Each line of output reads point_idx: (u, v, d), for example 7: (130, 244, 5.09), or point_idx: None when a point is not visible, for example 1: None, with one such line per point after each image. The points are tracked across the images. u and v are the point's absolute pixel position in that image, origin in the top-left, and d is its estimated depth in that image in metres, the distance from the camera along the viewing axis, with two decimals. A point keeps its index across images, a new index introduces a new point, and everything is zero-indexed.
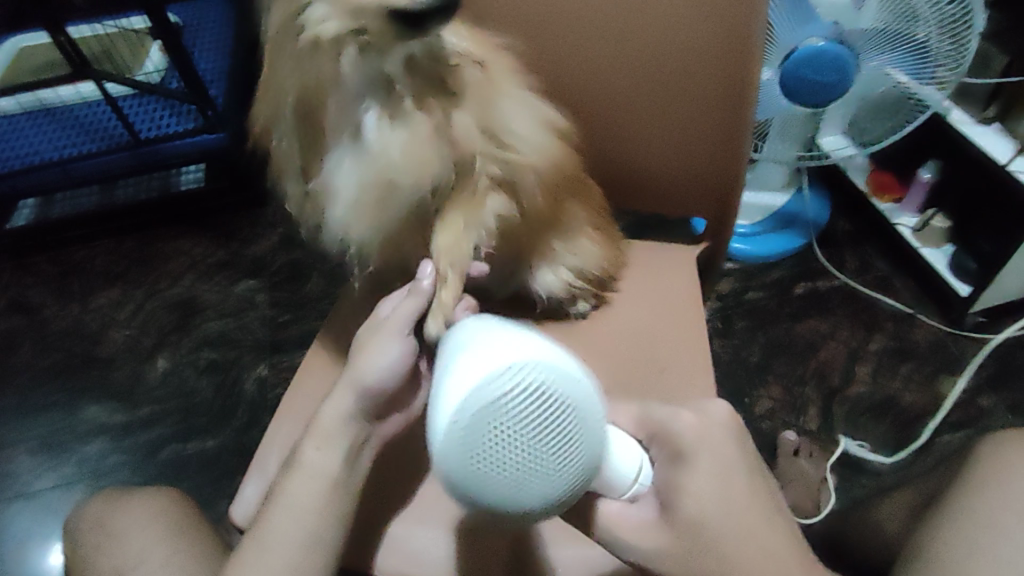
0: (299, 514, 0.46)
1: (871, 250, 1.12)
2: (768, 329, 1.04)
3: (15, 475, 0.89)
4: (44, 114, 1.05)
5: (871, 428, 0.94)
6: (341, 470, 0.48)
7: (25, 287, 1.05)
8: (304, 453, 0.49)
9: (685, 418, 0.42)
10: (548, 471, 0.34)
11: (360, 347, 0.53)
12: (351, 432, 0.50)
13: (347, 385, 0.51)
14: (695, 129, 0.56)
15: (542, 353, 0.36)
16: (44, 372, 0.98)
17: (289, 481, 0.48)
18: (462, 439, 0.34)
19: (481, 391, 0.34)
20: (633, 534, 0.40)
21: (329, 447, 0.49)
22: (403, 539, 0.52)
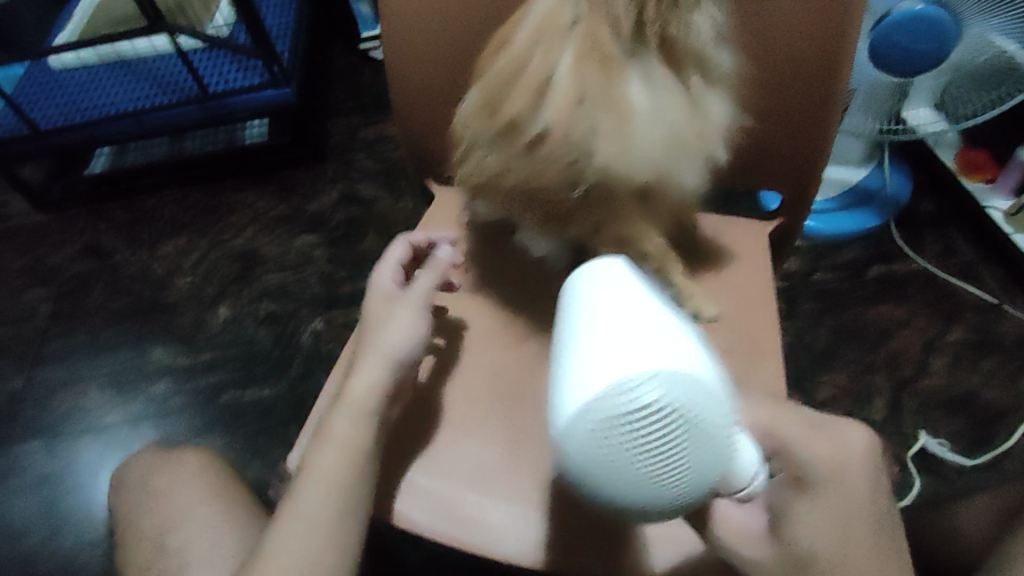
0: (330, 486, 0.44)
1: (956, 234, 1.04)
2: (837, 314, 0.98)
3: (86, 408, 0.94)
4: (121, 66, 1.08)
5: (944, 424, 0.88)
6: (369, 441, 0.47)
7: (99, 232, 1.09)
8: (334, 424, 0.47)
9: (816, 449, 0.40)
10: (664, 467, 0.35)
11: (375, 327, 0.52)
12: (380, 395, 0.49)
13: (376, 355, 0.50)
14: (803, 105, 0.54)
15: (677, 356, 0.36)
16: (113, 314, 1.02)
17: (319, 454, 0.46)
18: (587, 431, 0.35)
19: (621, 396, 0.35)
20: (735, 537, 0.42)
21: (357, 421, 0.47)
22: (421, 480, 0.53)
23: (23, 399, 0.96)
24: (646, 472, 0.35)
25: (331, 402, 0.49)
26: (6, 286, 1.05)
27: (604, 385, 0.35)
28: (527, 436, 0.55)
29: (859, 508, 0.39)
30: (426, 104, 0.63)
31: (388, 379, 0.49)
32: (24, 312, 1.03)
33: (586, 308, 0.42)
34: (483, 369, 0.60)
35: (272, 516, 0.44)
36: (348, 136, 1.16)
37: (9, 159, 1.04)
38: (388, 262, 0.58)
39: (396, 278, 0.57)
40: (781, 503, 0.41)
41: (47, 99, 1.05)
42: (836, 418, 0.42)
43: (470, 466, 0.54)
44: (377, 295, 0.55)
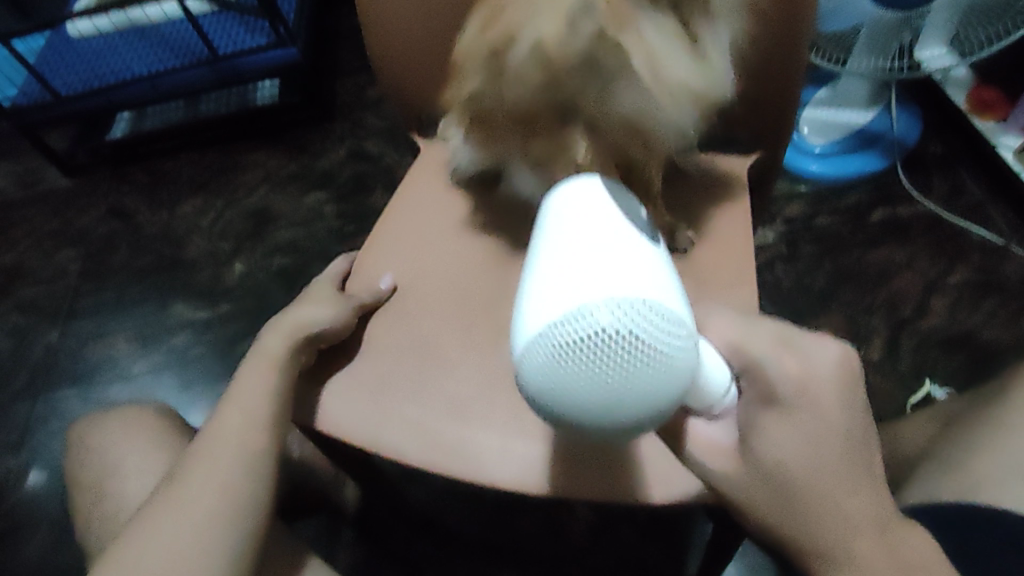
0: (246, 410, 0.50)
1: (963, 174, 1.02)
2: (838, 257, 0.98)
3: (114, 359, 1.00)
4: (134, 32, 1.12)
5: (942, 363, 0.88)
6: (288, 352, 0.53)
7: (121, 195, 1.15)
8: (244, 369, 0.53)
9: (783, 363, 0.38)
10: (625, 390, 0.32)
11: (294, 308, 0.58)
12: (282, 342, 0.53)
13: (281, 320, 0.56)
14: (775, 38, 0.55)
15: (638, 288, 0.35)
16: (136, 272, 1.07)
17: (239, 382, 0.52)
18: (542, 356, 0.34)
19: (574, 322, 0.33)
20: (707, 457, 0.41)
21: (263, 363, 0.52)
22: (354, 397, 0.56)
23: (56, 351, 1.02)
24: (602, 390, 0.32)
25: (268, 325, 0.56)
26: (39, 247, 1.11)
27: (560, 312, 0.34)
28: (482, 362, 0.56)
29: (835, 425, 0.38)
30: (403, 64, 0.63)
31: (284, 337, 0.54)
32: (55, 272, 1.08)
33: (553, 248, 0.41)
34: (436, 312, 0.60)
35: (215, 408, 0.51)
36: (355, 95, 1.19)
37: (34, 125, 1.09)
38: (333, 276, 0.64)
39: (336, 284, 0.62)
40: (751, 418, 0.39)
41: (66, 67, 1.09)
42: (807, 334, 0.39)
43: (445, 403, 0.55)
44: (317, 293, 0.61)
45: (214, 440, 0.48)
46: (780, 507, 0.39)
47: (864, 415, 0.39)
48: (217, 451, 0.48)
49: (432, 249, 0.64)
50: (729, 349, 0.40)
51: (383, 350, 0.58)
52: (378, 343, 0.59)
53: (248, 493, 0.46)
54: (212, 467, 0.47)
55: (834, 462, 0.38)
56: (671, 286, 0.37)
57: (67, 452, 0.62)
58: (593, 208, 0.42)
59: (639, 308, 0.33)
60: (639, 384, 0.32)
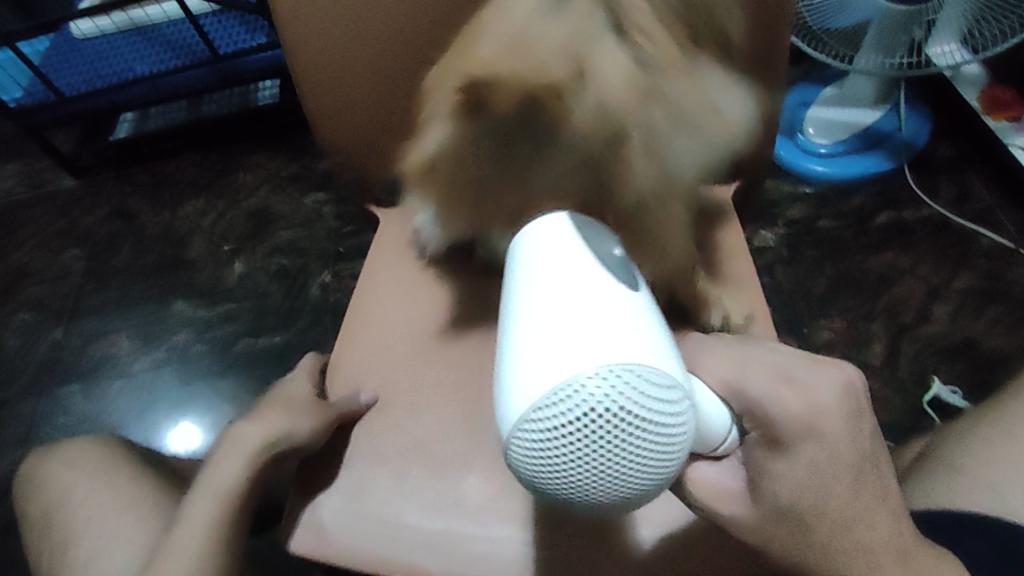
0: (195, 538, 0.48)
1: (973, 176, 1.00)
2: (839, 262, 0.96)
3: (116, 358, 1.02)
4: (135, 33, 1.12)
5: (943, 372, 0.86)
6: (242, 479, 0.50)
7: (125, 196, 1.16)
8: (190, 504, 0.50)
9: (787, 401, 0.35)
10: (624, 470, 0.31)
11: (259, 411, 0.55)
12: (233, 481, 0.50)
13: (229, 447, 0.52)
14: None
15: (627, 352, 0.32)
16: (140, 271, 1.09)
17: (191, 503, 0.50)
18: (533, 435, 0.31)
19: (563, 400, 0.31)
20: (711, 499, 0.39)
21: (210, 500, 0.49)
22: (359, 507, 0.55)
23: (61, 349, 1.04)
24: (600, 472, 0.31)
25: (223, 437, 0.54)
26: (45, 246, 1.13)
27: (548, 386, 0.31)
28: (466, 448, 0.56)
29: (843, 462, 0.36)
30: (348, 132, 0.61)
31: (234, 472, 0.50)
32: (60, 271, 1.10)
33: (528, 292, 0.38)
34: (431, 403, 0.59)
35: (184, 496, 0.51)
36: None
37: (38, 126, 1.09)
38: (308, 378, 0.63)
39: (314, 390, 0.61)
40: (758, 463, 0.37)
41: (70, 69, 1.10)
42: (803, 362, 0.37)
43: (437, 502, 0.55)
44: (291, 396, 0.59)
45: (182, 542, 0.48)
46: (797, 549, 0.37)
47: (871, 434, 0.37)
48: (185, 543, 0.48)
49: (413, 296, 0.65)
50: (725, 389, 0.37)
51: (384, 460, 0.57)
52: (374, 452, 0.57)
53: None
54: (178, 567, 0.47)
55: (843, 496, 0.36)
56: (653, 334, 0.35)
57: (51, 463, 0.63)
58: (567, 237, 0.39)
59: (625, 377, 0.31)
60: (636, 461, 0.31)
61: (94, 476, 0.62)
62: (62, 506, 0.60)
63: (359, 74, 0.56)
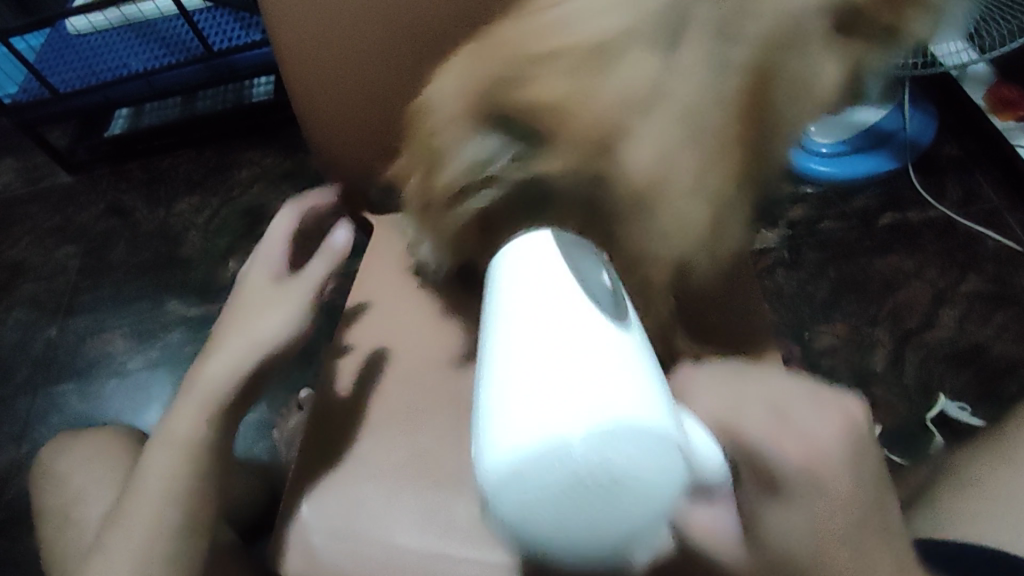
0: (153, 498, 0.45)
1: (981, 177, 0.97)
2: (842, 264, 0.94)
3: (110, 356, 1.01)
4: (130, 29, 1.12)
5: (948, 379, 0.84)
6: (202, 433, 0.47)
7: (121, 192, 1.15)
8: (150, 457, 0.47)
9: (783, 439, 0.33)
10: (618, 540, 0.26)
11: (218, 343, 0.51)
12: (190, 441, 0.47)
13: (194, 386, 0.49)
14: None
15: (621, 396, 0.27)
16: (134, 269, 1.08)
17: (153, 452, 0.47)
18: (510, 499, 0.27)
19: (547, 460, 0.26)
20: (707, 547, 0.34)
21: (170, 455, 0.46)
22: (346, 520, 0.53)
23: (56, 347, 1.03)
24: (591, 544, 0.26)
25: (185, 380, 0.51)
26: (41, 243, 1.12)
27: (528, 444, 0.26)
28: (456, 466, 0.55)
29: (851, 504, 0.33)
30: (343, 127, 0.63)
31: (196, 424, 0.47)
32: (56, 268, 1.10)
33: (506, 312, 0.32)
34: (424, 419, 0.57)
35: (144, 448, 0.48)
36: None
37: (32, 122, 1.08)
38: (262, 258, 0.56)
39: (277, 275, 0.54)
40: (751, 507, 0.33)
41: (64, 64, 1.10)
42: (803, 393, 0.35)
43: (426, 522, 0.53)
44: (250, 296, 0.53)
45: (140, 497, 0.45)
46: None
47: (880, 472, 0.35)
48: (138, 502, 0.45)
49: (406, 308, 0.63)
50: (715, 422, 0.34)
51: (373, 471, 0.56)
52: (367, 464, 0.56)
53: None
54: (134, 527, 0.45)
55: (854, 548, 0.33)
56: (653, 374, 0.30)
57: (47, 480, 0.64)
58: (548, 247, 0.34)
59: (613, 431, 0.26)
60: (631, 529, 0.26)
61: (85, 484, 0.62)
62: (59, 515, 0.61)
63: (356, 71, 0.58)
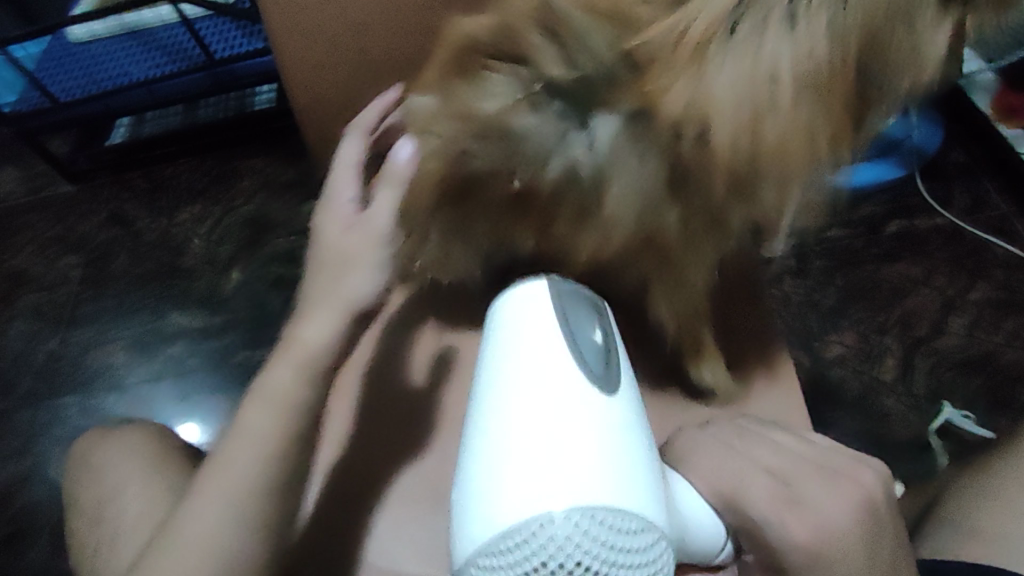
0: (252, 449, 0.49)
1: (988, 183, 0.97)
2: (850, 271, 0.93)
3: (112, 368, 1.00)
4: (130, 37, 1.10)
5: (958, 388, 0.84)
6: (302, 389, 0.51)
7: (122, 202, 1.14)
8: (245, 414, 0.51)
9: (791, 531, 0.42)
10: None
11: (310, 303, 0.54)
12: (288, 405, 0.51)
13: (290, 352, 0.52)
14: None
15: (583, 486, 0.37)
16: (136, 279, 1.07)
17: (250, 407, 0.51)
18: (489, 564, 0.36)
19: (510, 549, 0.36)
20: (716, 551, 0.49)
21: (273, 411, 0.50)
22: (386, 555, 0.55)
23: (58, 358, 1.02)
24: None
25: (279, 343, 0.54)
26: (41, 253, 1.11)
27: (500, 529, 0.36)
28: None
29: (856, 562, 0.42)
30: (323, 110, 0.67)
31: (292, 381, 0.51)
32: (57, 279, 1.09)
33: (497, 397, 0.42)
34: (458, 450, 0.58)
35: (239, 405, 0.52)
36: None
37: (34, 131, 1.08)
38: (332, 206, 0.56)
39: (352, 221, 0.55)
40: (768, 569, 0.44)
41: (64, 73, 1.08)
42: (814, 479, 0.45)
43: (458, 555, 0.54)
44: (328, 250, 0.55)
45: (192, 531, 0.48)
46: None
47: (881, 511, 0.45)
48: (236, 453, 0.49)
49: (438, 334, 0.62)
50: (722, 502, 0.45)
51: (402, 496, 0.57)
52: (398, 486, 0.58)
53: (227, 553, 0.48)
54: (192, 551, 0.48)
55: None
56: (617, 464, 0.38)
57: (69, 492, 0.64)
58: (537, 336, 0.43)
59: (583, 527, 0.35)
60: None
61: (98, 497, 0.61)
62: (81, 529, 0.61)
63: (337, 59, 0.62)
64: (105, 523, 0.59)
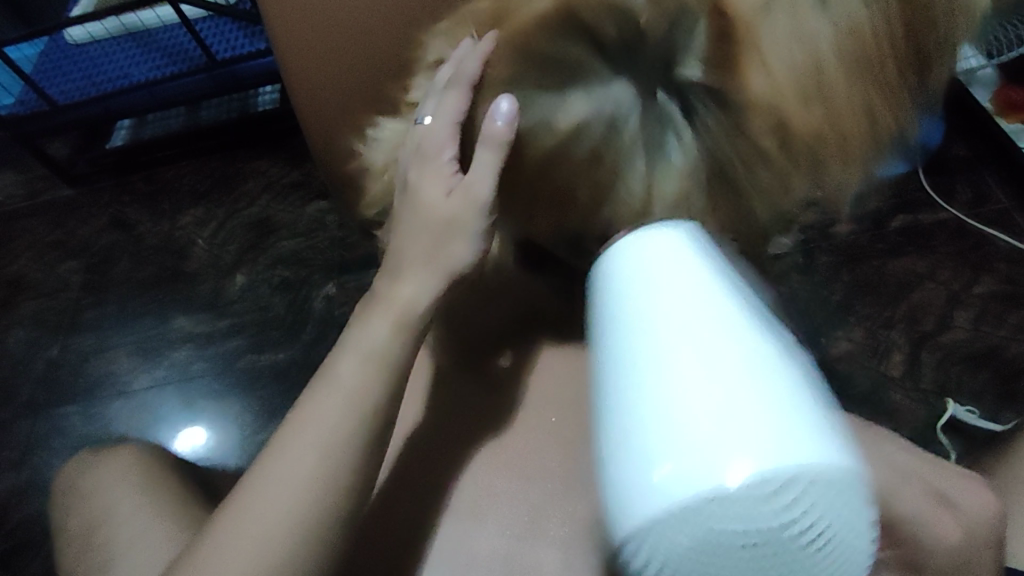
0: (346, 404, 0.43)
1: (989, 177, 0.98)
2: (856, 268, 0.94)
3: (116, 375, 0.99)
4: (128, 38, 1.10)
5: (967, 381, 0.85)
6: (401, 350, 0.45)
7: (123, 205, 1.13)
8: (338, 367, 0.44)
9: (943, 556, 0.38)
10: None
11: (401, 259, 0.47)
12: (382, 364, 0.44)
13: (389, 309, 0.46)
14: None
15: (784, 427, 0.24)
16: (138, 284, 1.06)
17: (342, 359, 0.45)
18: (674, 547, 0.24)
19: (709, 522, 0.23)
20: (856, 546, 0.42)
21: (368, 365, 0.44)
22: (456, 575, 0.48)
23: (59, 366, 1.01)
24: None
25: (372, 293, 0.47)
26: (40, 259, 1.10)
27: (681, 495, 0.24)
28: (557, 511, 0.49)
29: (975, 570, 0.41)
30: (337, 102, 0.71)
31: (388, 339, 0.45)
32: (58, 284, 1.08)
33: (639, 315, 0.30)
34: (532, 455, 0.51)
35: (329, 354, 0.46)
36: None
37: (32, 135, 1.06)
38: (421, 157, 0.47)
39: (449, 184, 0.46)
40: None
41: (63, 75, 1.08)
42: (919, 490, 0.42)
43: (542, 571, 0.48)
44: (425, 216, 0.46)
45: (257, 530, 0.40)
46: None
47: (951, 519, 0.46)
48: (326, 408, 0.43)
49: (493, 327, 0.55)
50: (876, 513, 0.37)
51: (459, 510, 0.50)
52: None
53: (313, 530, 0.41)
54: (267, 517, 0.40)
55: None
56: (809, 397, 0.26)
57: (76, 508, 0.63)
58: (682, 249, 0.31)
59: (791, 493, 0.22)
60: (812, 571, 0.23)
61: (117, 503, 0.61)
62: (85, 552, 0.59)
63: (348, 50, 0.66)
64: (126, 532, 0.59)
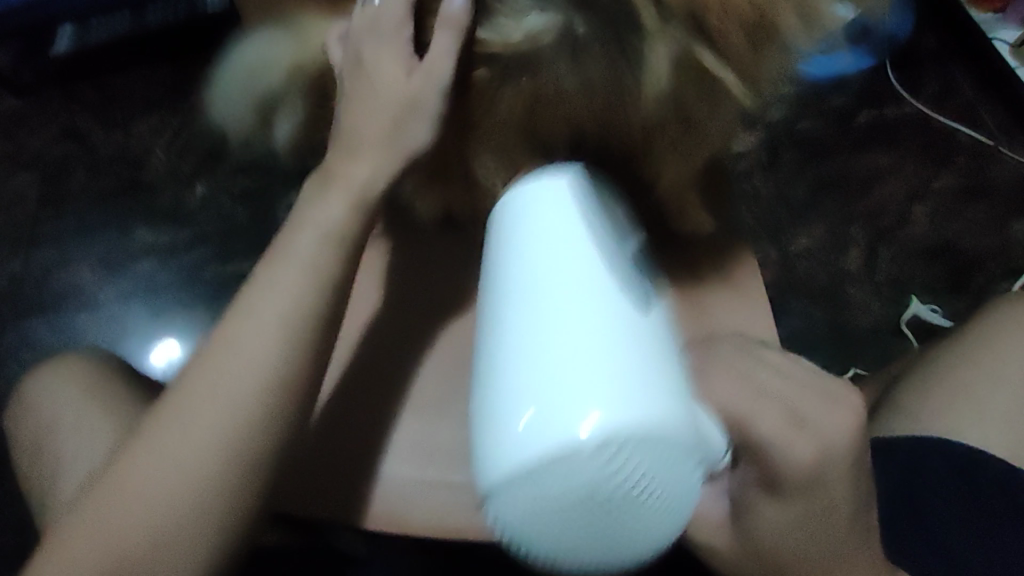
0: (306, 272, 0.45)
1: (955, 69, 0.97)
2: (820, 163, 0.93)
3: (80, 287, 0.99)
4: None
5: (920, 274, 0.88)
6: (352, 229, 0.47)
7: (73, 113, 1.09)
8: (293, 244, 0.46)
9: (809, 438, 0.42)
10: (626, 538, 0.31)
11: (355, 137, 0.46)
12: (336, 242, 0.46)
13: (340, 190, 0.46)
14: None
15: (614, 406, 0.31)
16: (97, 195, 1.04)
17: (291, 238, 0.46)
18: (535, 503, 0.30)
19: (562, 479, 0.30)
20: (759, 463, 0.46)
21: (320, 242, 0.46)
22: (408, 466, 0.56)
23: (22, 280, 1.00)
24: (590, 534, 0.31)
25: (313, 176, 0.48)
26: None
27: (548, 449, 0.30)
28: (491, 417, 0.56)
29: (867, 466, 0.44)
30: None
31: (342, 219, 0.46)
32: (13, 197, 1.05)
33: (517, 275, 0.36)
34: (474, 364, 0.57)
35: (276, 239, 0.47)
36: None
37: None
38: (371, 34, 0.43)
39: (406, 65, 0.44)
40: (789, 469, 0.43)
41: None
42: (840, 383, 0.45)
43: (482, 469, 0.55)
44: (381, 96, 0.44)
45: (219, 391, 0.42)
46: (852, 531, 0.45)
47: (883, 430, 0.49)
48: (284, 281, 0.45)
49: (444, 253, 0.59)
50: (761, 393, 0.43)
51: (416, 408, 0.57)
52: (412, 404, 0.57)
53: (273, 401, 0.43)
54: (212, 396, 0.42)
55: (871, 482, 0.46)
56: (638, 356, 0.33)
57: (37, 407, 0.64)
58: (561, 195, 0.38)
59: (629, 443, 0.30)
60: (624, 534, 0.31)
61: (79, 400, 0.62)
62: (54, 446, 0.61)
63: None
64: (88, 430, 0.60)
